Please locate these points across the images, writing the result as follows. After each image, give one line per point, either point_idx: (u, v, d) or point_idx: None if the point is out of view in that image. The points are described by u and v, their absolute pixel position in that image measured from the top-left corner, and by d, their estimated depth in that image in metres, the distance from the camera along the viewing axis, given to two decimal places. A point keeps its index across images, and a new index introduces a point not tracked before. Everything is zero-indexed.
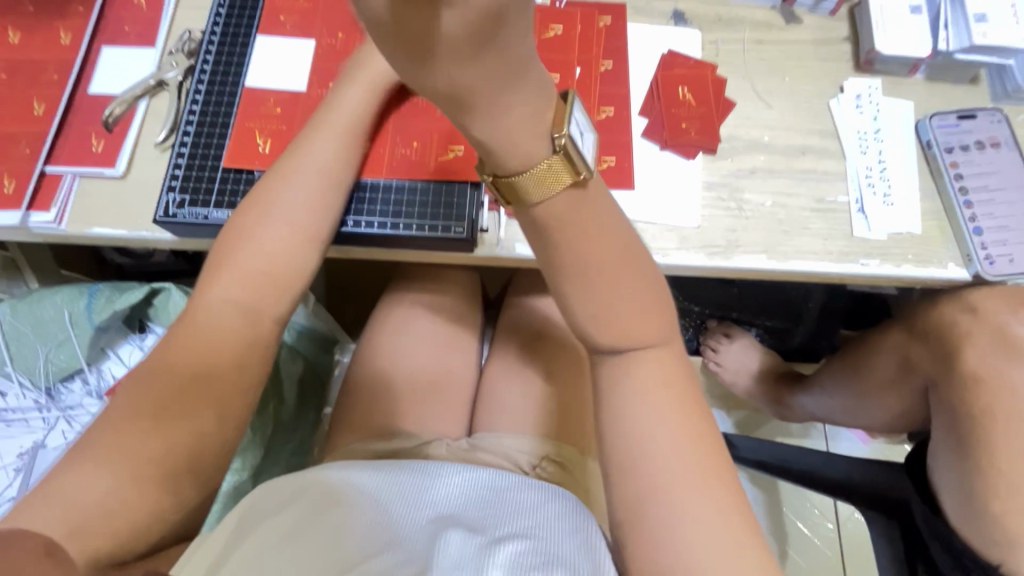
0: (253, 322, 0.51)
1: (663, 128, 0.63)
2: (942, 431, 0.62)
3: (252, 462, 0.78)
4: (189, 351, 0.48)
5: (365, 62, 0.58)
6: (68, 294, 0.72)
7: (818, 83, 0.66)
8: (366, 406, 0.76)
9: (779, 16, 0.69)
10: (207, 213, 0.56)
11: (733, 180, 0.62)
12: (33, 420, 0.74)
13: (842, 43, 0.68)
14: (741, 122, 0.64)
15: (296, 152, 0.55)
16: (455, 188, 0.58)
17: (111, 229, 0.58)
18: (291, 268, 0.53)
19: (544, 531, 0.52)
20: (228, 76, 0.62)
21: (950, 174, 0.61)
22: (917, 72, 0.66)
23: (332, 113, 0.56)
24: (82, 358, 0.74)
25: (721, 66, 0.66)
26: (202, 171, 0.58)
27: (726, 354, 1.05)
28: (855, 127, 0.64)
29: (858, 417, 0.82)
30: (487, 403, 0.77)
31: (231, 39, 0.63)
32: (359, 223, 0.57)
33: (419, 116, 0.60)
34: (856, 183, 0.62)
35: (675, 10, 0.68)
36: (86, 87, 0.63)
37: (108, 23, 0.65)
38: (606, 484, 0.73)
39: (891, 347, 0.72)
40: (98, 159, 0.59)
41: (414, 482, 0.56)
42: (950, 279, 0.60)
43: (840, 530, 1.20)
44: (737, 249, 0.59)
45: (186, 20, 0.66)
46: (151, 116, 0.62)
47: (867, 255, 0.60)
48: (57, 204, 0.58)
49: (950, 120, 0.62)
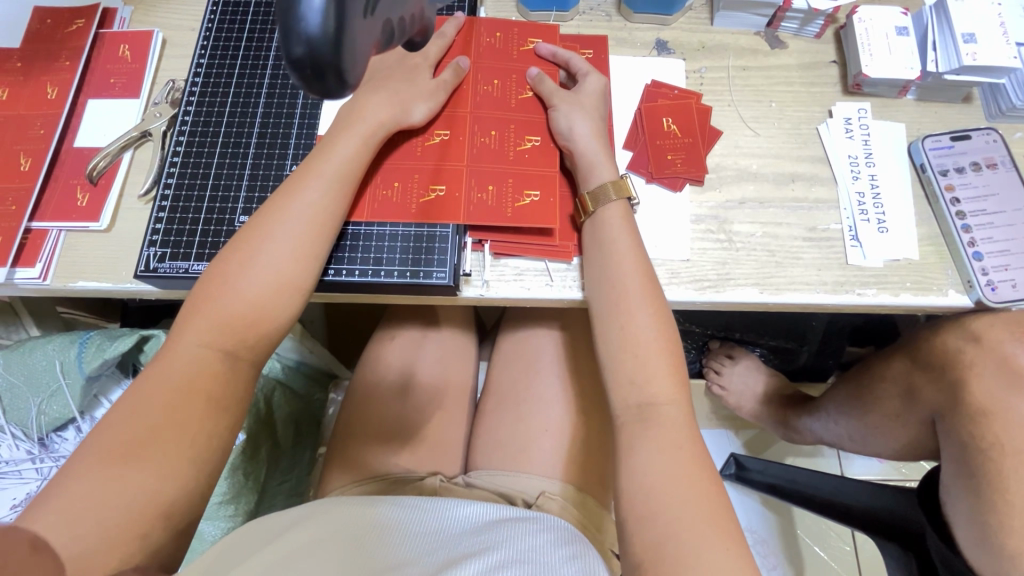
0: (233, 366, 0.48)
1: (649, 162, 0.62)
2: (953, 462, 0.59)
3: (246, 507, 0.75)
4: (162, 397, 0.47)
5: (354, 105, 0.57)
6: (60, 344, 0.72)
7: (806, 108, 0.65)
8: (360, 446, 0.74)
9: (764, 41, 0.68)
10: (188, 265, 0.56)
11: (721, 210, 0.61)
12: (25, 471, 0.73)
13: (829, 67, 0.67)
14: (727, 151, 0.63)
15: (293, 193, 0.52)
16: (436, 233, 0.58)
17: (96, 283, 0.58)
18: (274, 314, 0.50)
19: (544, 551, 0.52)
20: (209, 125, 0.62)
21: (946, 199, 0.59)
22: (908, 93, 0.65)
23: (322, 158, 0.54)
24: (74, 406, 0.74)
25: (706, 95, 0.66)
26: (183, 223, 0.58)
27: (730, 376, 1.03)
28: (846, 152, 0.62)
29: (866, 445, 0.78)
30: (482, 440, 0.76)
31: (213, 87, 0.63)
32: (340, 271, 0.57)
33: (402, 156, 0.59)
34: (848, 209, 0.60)
35: (657, 39, 0.68)
36: (72, 141, 0.63)
37: (95, 76, 0.66)
38: (607, 522, 0.70)
39: (896, 373, 0.70)
40: (82, 214, 0.60)
41: (416, 518, 0.55)
42: (951, 307, 0.58)
43: (857, 552, 1.16)
44: (728, 283, 0.58)
45: (171, 71, 0.67)
46: (136, 167, 0.62)
47: (863, 285, 0.58)
48: (42, 259, 0.58)
49: (943, 142, 0.61)
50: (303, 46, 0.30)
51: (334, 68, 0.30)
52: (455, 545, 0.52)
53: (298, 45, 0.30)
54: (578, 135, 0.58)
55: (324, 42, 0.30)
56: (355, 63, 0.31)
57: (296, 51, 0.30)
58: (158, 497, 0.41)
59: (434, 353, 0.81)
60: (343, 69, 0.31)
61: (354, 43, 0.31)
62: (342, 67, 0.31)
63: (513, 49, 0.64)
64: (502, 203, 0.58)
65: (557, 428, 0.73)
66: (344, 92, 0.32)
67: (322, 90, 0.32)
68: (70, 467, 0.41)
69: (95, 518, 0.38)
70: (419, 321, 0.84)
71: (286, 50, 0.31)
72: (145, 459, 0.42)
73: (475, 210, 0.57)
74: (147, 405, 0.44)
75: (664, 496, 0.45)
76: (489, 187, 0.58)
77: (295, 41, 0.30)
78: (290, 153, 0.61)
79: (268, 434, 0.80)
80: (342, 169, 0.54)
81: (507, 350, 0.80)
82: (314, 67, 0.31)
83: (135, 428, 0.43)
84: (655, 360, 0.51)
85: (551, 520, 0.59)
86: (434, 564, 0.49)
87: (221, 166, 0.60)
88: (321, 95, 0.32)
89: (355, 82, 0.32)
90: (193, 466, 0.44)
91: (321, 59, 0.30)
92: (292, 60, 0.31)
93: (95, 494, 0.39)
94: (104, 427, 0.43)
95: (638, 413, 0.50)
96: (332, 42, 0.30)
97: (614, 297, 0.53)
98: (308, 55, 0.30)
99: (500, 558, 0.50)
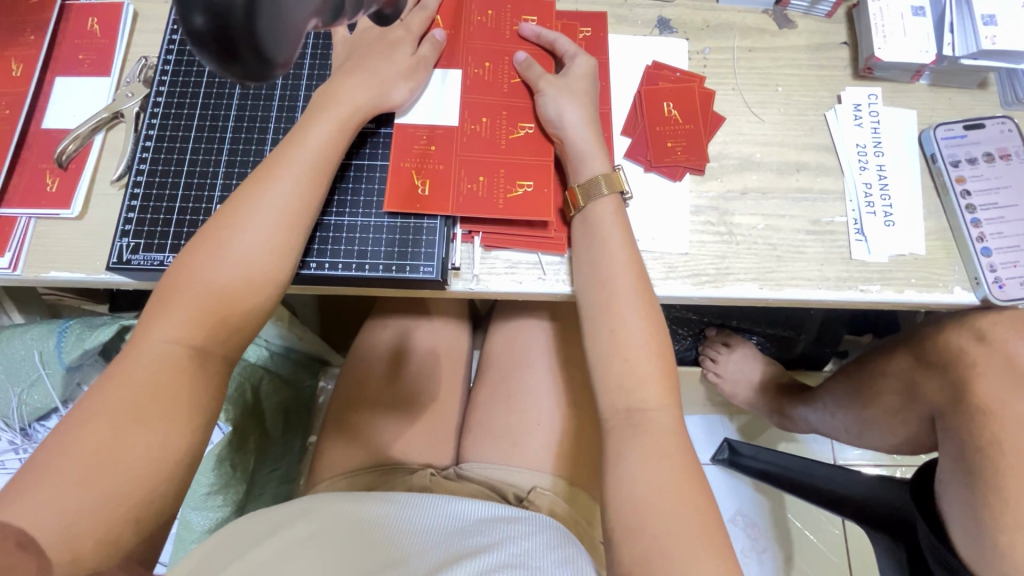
0: (206, 367, 0.45)
1: (648, 149, 0.59)
2: (952, 459, 0.59)
3: (235, 497, 0.74)
4: (127, 389, 0.42)
5: (335, 87, 0.53)
6: (39, 333, 0.70)
7: (814, 92, 0.62)
8: (348, 435, 0.74)
9: (772, 20, 0.64)
10: (163, 258, 0.54)
11: (723, 201, 0.58)
12: (8, 461, 0.75)
13: (840, 49, 0.63)
14: (729, 139, 0.60)
15: (263, 183, 0.49)
16: (423, 224, 0.55)
17: (68, 273, 0.55)
18: (249, 307, 0.47)
19: (532, 555, 0.49)
20: (183, 108, 0.59)
21: (956, 191, 0.57)
22: (921, 77, 0.61)
23: (297, 146, 0.51)
24: (54, 396, 0.72)
25: (708, 78, 0.62)
26: (157, 212, 0.55)
27: (726, 364, 1.01)
28: (853, 139, 0.60)
29: (863, 438, 0.78)
30: (472, 432, 0.73)
31: (186, 65, 0.60)
32: (322, 264, 0.54)
33: (398, 141, 0.56)
34: (854, 202, 0.58)
35: (659, 17, 0.64)
36: (39, 122, 0.60)
37: (62, 51, 0.62)
38: (596, 512, 0.69)
39: (896, 368, 0.68)
40: (52, 200, 0.57)
41: (393, 510, 0.53)
42: (956, 305, 0.56)
43: (846, 535, 1.15)
44: (727, 278, 0.56)
45: (142, 48, 0.63)
46: (108, 150, 0.59)
47: (867, 281, 0.56)
48: (11, 249, 0.56)
49: (956, 131, 0.58)
50: (204, 15, 0.26)
51: (249, 45, 0.27)
52: (440, 547, 0.50)
53: (200, 15, 0.26)
54: (569, 122, 0.55)
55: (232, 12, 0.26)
56: (274, 40, 0.27)
57: (197, 24, 0.26)
58: (125, 501, 0.39)
59: (426, 341, 0.80)
60: (261, 45, 0.27)
61: (273, 19, 0.27)
62: (259, 43, 0.27)
63: (505, 29, 0.60)
64: (493, 194, 0.55)
65: (548, 422, 0.72)
66: (267, 72, 0.29)
67: (240, 70, 0.28)
68: (34, 462, 0.38)
69: (59, 525, 0.36)
70: (410, 309, 0.81)
71: (185, 20, 0.26)
72: (117, 456, 0.39)
73: (464, 200, 0.55)
74: (116, 403, 0.41)
75: (652, 505, 0.44)
76: (479, 177, 0.55)
77: (194, 10, 0.26)
78: (269, 138, 0.58)
79: (257, 422, 0.79)
80: (321, 153, 0.51)
81: (499, 341, 0.78)
82: (223, 42, 0.27)
83: (99, 431, 0.39)
84: (644, 366, 0.49)
85: (540, 519, 0.56)
86: (425, 564, 0.47)
87: (197, 151, 0.57)
88: (241, 76, 0.29)
89: (279, 60, 0.29)
90: (162, 465, 0.41)
91: (230, 31, 0.26)
92: (195, 33, 0.27)
93: (57, 499, 0.37)
94: (68, 428, 0.40)
95: (627, 418, 0.48)
96: (245, 10, 0.26)
97: (601, 299, 0.51)
98: (212, 27, 0.26)
99: (494, 561, 0.47)
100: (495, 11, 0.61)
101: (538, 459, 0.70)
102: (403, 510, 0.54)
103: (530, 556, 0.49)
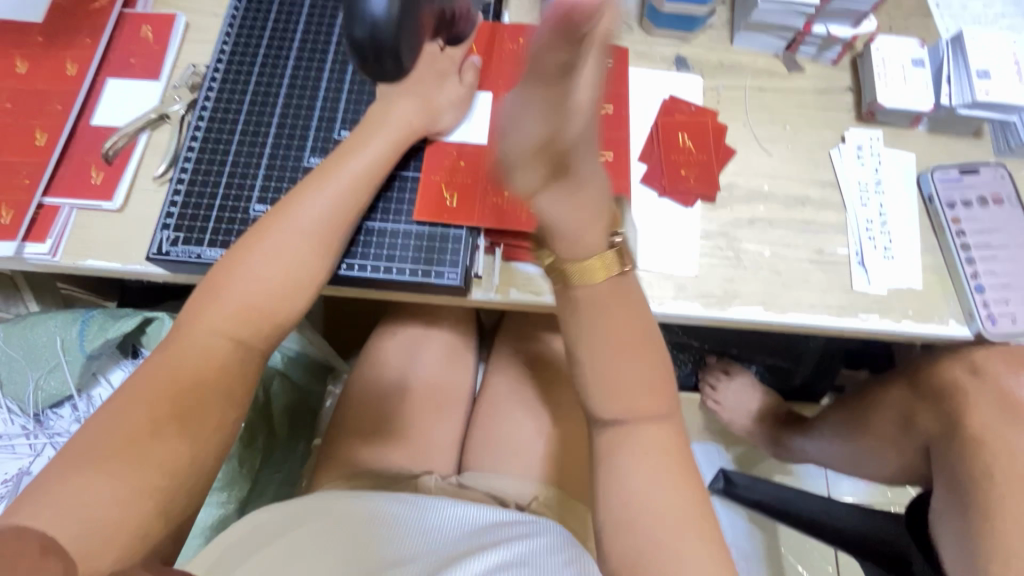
0: (244, 359, 0.47)
1: (662, 175, 0.63)
2: (947, 490, 0.60)
3: (239, 495, 0.75)
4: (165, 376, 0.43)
5: (383, 105, 0.57)
6: (63, 321, 0.72)
7: (819, 132, 0.66)
8: (355, 437, 0.74)
9: (782, 64, 0.69)
10: (200, 251, 0.56)
11: (731, 228, 0.62)
12: (19, 447, 0.74)
13: (844, 93, 0.68)
14: (740, 170, 0.64)
15: (313, 189, 0.52)
16: (449, 233, 0.58)
17: (105, 261, 0.58)
18: (289, 305, 0.49)
19: (539, 556, 0.51)
20: (228, 112, 0.62)
21: (952, 230, 0.60)
22: (920, 124, 0.66)
23: (345, 157, 0.54)
24: (71, 383, 0.73)
25: (722, 114, 0.66)
26: (198, 208, 0.58)
27: (725, 392, 1.02)
28: (856, 178, 0.63)
29: (859, 468, 0.79)
30: (478, 441, 0.75)
31: (235, 73, 0.64)
32: (352, 265, 0.57)
33: (431, 155, 0.60)
34: (857, 234, 0.61)
35: (677, 56, 0.68)
36: (89, 119, 0.63)
37: (115, 55, 0.66)
38: (597, 528, 0.70)
39: (893, 399, 0.71)
40: (95, 192, 0.60)
41: (402, 509, 0.55)
42: (951, 337, 0.59)
43: (840, 573, 1.14)
44: (733, 300, 0.59)
45: (192, 55, 0.67)
46: (152, 150, 0.62)
47: (866, 310, 0.59)
48: (53, 235, 0.58)
49: (952, 174, 0.62)
50: (365, 31, 0.37)
51: (392, 54, 0.38)
52: (449, 545, 0.51)
53: (361, 31, 0.37)
54: None
55: (386, 30, 0.37)
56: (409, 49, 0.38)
57: (359, 36, 0.37)
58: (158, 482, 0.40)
59: (434, 351, 0.81)
60: (398, 53, 0.38)
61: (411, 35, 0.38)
62: (398, 51, 0.38)
63: None
64: (517, 209, 0.58)
65: (552, 434, 0.73)
66: (396, 74, 0.40)
67: (379, 71, 0.39)
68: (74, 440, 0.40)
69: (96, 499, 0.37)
70: (421, 319, 0.83)
71: (350, 35, 0.38)
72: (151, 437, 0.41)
73: (490, 214, 0.58)
74: (155, 387, 0.43)
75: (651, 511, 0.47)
76: (505, 193, 0.59)
77: (358, 26, 0.37)
78: (308, 144, 0.61)
79: (264, 422, 0.80)
80: (367, 166, 0.54)
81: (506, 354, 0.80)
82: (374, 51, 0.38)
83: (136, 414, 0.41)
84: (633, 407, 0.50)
85: (552, 526, 0.57)
86: (439, 559, 0.49)
87: (239, 153, 0.61)
88: (377, 77, 0.40)
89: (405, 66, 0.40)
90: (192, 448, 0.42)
91: (382, 44, 0.37)
92: (355, 44, 0.38)
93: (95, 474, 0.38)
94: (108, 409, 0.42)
95: (635, 429, 0.50)
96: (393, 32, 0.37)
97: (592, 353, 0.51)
98: (371, 40, 0.37)
99: (500, 559, 0.49)
100: (525, 40, 0.65)
101: (540, 470, 0.71)
102: (412, 509, 0.55)
103: (538, 556, 0.50)
